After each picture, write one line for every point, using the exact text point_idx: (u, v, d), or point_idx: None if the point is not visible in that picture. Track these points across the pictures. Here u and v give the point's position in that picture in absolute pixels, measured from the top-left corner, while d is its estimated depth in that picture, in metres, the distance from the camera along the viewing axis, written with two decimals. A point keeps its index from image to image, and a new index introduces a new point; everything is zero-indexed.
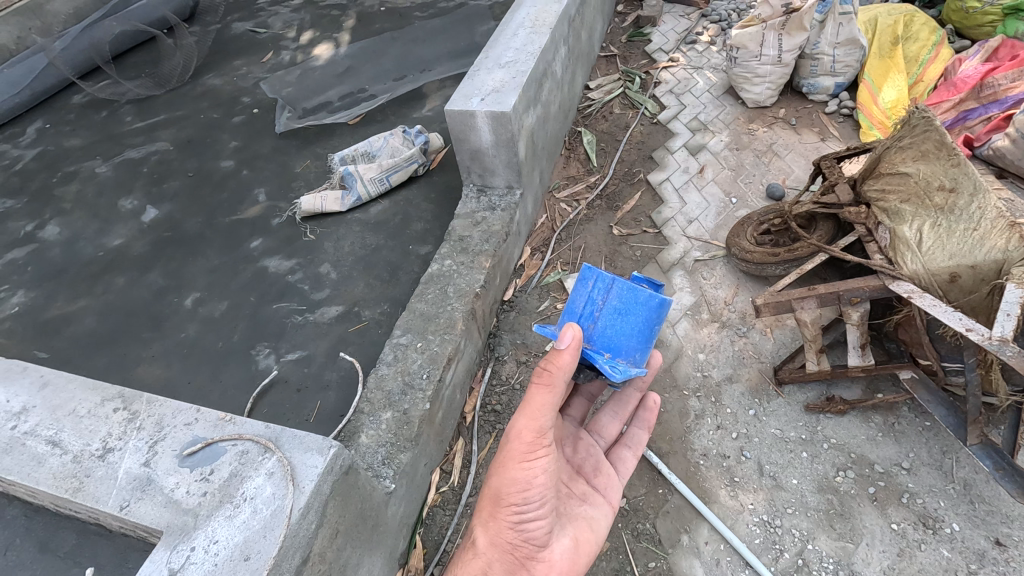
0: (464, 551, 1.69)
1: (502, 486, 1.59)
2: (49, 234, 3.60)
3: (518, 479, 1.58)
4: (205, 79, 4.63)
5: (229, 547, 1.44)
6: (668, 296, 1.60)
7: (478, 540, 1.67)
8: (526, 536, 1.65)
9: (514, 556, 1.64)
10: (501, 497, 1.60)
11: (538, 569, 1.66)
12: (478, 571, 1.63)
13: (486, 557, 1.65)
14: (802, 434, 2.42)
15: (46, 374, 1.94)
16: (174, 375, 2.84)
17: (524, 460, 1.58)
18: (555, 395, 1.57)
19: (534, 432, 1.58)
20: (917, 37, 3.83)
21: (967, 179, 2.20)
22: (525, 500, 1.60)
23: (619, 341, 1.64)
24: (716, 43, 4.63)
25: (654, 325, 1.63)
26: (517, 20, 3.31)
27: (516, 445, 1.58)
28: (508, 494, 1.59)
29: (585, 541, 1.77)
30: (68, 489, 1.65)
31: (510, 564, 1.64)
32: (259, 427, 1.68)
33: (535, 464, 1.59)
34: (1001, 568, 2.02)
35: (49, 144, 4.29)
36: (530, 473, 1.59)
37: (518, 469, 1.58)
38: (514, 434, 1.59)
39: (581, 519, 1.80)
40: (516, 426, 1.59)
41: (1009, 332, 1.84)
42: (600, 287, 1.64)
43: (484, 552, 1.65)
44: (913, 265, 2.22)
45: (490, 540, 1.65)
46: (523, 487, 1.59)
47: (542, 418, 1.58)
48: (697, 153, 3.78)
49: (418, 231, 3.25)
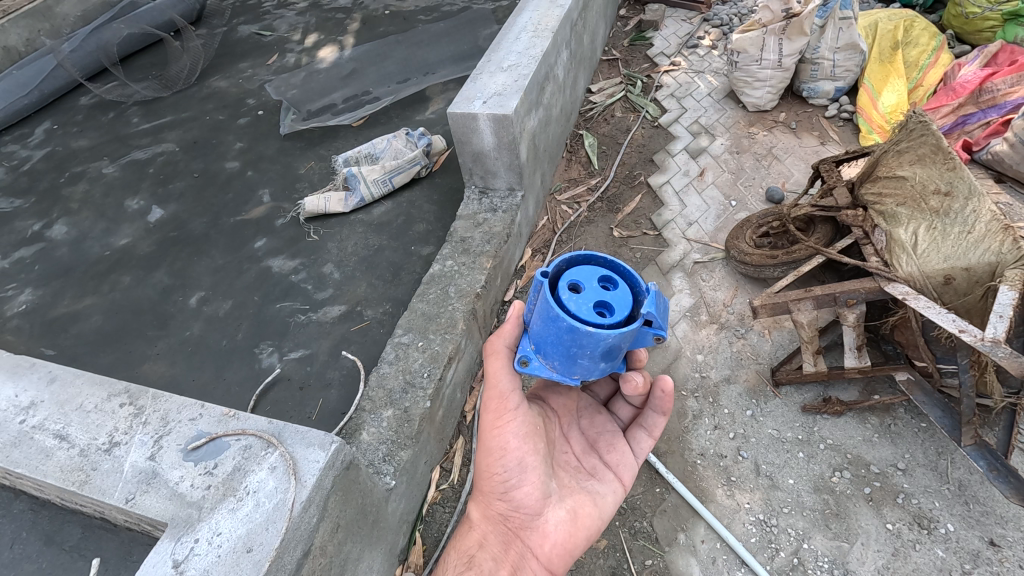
0: (466, 527, 1.82)
1: (482, 454, 1.73)
2: (57, 234, 3.65)
3: (491, 447, 1.70)
4: (211, 81, 4.68)
5: (231, 539, 1.47)
6: (576, 323, 1.33)
7: (473, 513, 1.81)
8: (516, 507, 1.73)
9: (507, 527, 1.74)
10: (483, 468, 1.74)
11: (532, 538, 1.73)
12: (475, 541, 1.75)
13: (482, 529, 1.77)
14: (798, 434, 2.44)
15: (54, 370, 1.98)
16: (179, 373, 2.88)
17: (494, 428, 1.70)
18: (505, 361, 1.64)
19: (496, 399, 1.69)
20: (918, 42, 3.85)
21: (962, 183, 2.23)
22: (504, 468, 1.70)
23: (539, 341, 1.51)
24: (717, 46, 4.66)
25: (566, 344, 1.41)
26: (519, 23, 3.35)
27: (488, 414, 1.71)
28: (487, 462, 1.72)
29: (585, 515, 1.79)
30: (75, 482, 1.69)
31: (504, 534, 1.74)
32: (262, 422, 1.71)
33: (503, 429, 1.69)
34: (995, 567, 2.04)
35: (57, 145, 4.34)
36: (502, 440, 1.69)
37: (491, 437, 1.70)
38: (483, 404, 1.73)
39: (583, 493, 1.82)
40: (483, 395, 1.72)
41: (1001, 333, 1.86)
42: (537, 284, 1.48)
43: (479, 524, 1.78)
44: (908, 267, 2.26)
45: (484, 513, 1.78)
46: (499, 455, 1.70)
47: (500, 384, 1.67)
48: (698, 156, 3.81)
49: (421, 232, 3.29)
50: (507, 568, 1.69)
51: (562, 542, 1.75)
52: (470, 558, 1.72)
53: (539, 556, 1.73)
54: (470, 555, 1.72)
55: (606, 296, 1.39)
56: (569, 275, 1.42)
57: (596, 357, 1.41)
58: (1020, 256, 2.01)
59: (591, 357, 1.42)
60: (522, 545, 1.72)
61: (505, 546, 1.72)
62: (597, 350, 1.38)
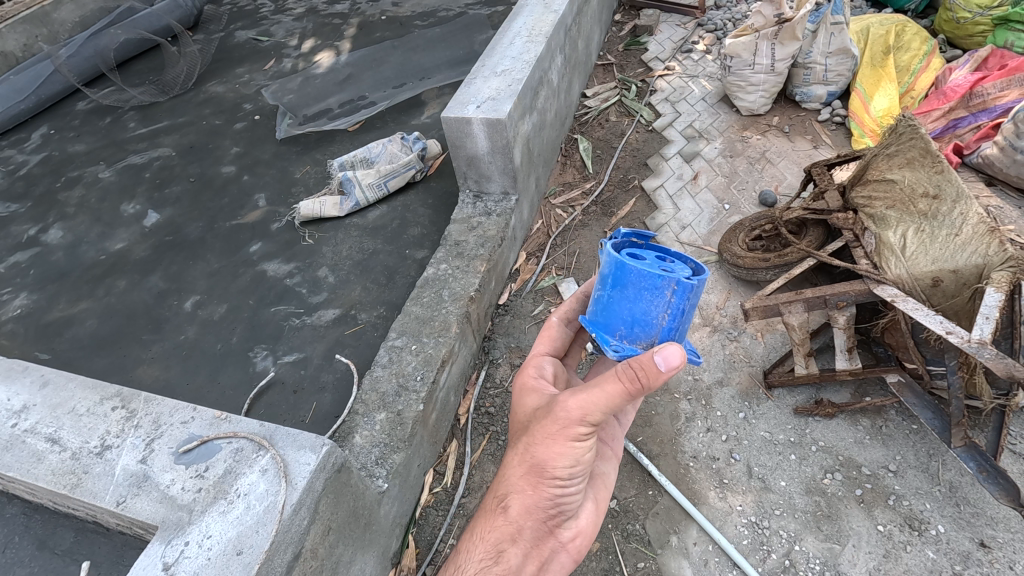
0: (490, 516, 1.68)
1: (553, 461, 1.57)
2: (52, 238, 3.66)
3: (569, 457, 1.56)
4: (207, 86, 4.70)
5: (222, 542, 1.47)
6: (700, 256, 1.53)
7: (511, 507, 1.65)
8: (559, 506, 1.69)
9: (546, 524, 1.69)
10: (548, 473, 1.59)
11: (563, 534, 1.74)
12: (508, 536, 1.64)
13: (519, 523, 1.65)
14: (790, 436, 2.45)
15: (46, 373, 1.98)
16: (173, 376, 2.88)
17: (580, 439, 1.56)
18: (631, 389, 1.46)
19: (596, 415, 1.52)
20: (909, 46, 3.88)
21: (950, 186, 2.27)
22: (568, 474, 1.61)
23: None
24: (711, 51, 4.69)
25: None
26: (514, 28, 3.37)
27: (574, 425, 1.53)
28: (556, 468, 1.58)
29: (603, 501, 1.86)
30: (66, 485, 1.69)
31: (540, 530, 1.68)
32: (253, 425, 1.72)
33: (586, 442, 1.58)
34: (985, 569, 2.04)
35: (54, 150, 4.35)
36: (580, 449, 1.58)
37: (570, 448, 1.56)
38: (572, 414, 1.52)
39: (599, 480, 1.86)
40: (579, 408, 1.50)
41: (987, 334, 1.88)
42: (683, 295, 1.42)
43: (517, 519, 1.65)
44: (897, 269, 2.26)
45: (526, 508, 1.65)
46: (570, 462, 1.59)
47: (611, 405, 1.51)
48: (691, 160, 3.83)
49: (416, 236, 3.30)
50: (536, 563, 1.68)
51: (589, 533, 1.81)
52: (499, 551, 1.63)
53: (568, 549, 1.76)
54: (500, 549, 1.63)
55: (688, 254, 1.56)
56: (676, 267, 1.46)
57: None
58: (1007, 258, 2.05)
59: None
60: (556, 541, 1.72)
61: (538, 543, 1.68)
62: None
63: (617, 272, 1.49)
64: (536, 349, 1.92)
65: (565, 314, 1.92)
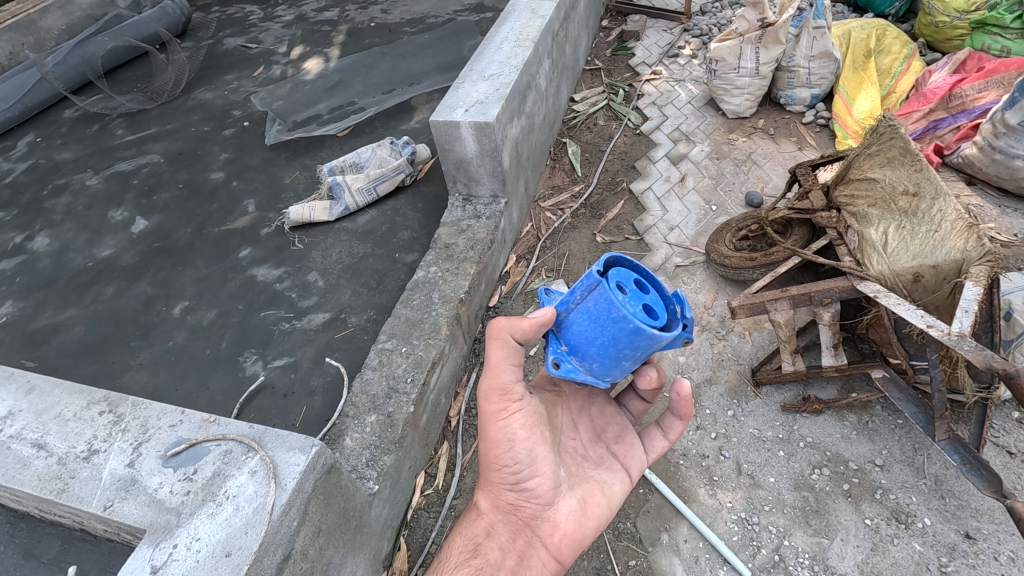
0: (469, 513, 1.81)
1: (489, 448, 1.71)
2: (39, 246, 3.63)
3: (497, 440, 1.69)
4: (196, 93, 4.69)
5: (211, 544, 1.47)
6: (638, 326, 1.35)
7: (480, 503, 1.79)
8: (527, 496, 1.74)
9: (518, 517, 1.75)
10: (491, 460, 1.72)
11: (543, 528, 1.75)
12: (482, 530, 1.73)
13: (489, 517, 1.76)
14: (778, 433, 2.48)
15: (32, 380, 1.97)
16: (162, 382, 2.86)
17: (498, 420, 1.68)
18: (507, 352, 1.65)
19: (499, 387, 1.67)
20: (890, 50, 3.94)
21: (929, 184, 2.32)
22: (513, 459, 1.70)
23: (580, 343, 1.50)
24: (697, 56, 4.75)
25: (620, 346, 1.42)
26: (501, 34, 3.40)
27: (487, 406, 1.69)
28: (496, 455, 1.70)
29: (595, 504, 1.81)
30: (52, 490, 1.67)
31: (513, 522, 1.75)
32: (243, 427, 1.71)
33: (507, 420, 1.69)
34: (971, 560, 2.07)
35: (41, 158, 4.33)
36: (508, 430, 1.69)
37: (497, 429, 1.69)
38: (481, 397, 1.70)
39: (593, 482, 1.84)
40: (482, 389, 1.69)
41: (966, 327, 1.91)
42: (584, 283, 1.48)
43: (487, 513, 1.76)
44: (879, 265, 2.31)
45: (492, 503, 1.77)
46: (508, 446, 1.69)
47: (502, 375, 1.66)
48: (679, 163, 3.87)
49: (405, 239, 3.31)
50: (514, 558, 1.69)
51: (572, 531, 1.77)
52: (476, 545, 1.70)
53: (548, 545, 1.75)
54: (477, 543, 1.70)
55: (649, 297, 1.44)
56: (614, 274, 1.44)
57: (641, 358, 1.46)
58: (984, 253, 2.09)
59: (633, 357, 1.46)
60: (532, 535, 1.74)
61: (513, 537, 1.72)
62: (644, 350, 1.43)
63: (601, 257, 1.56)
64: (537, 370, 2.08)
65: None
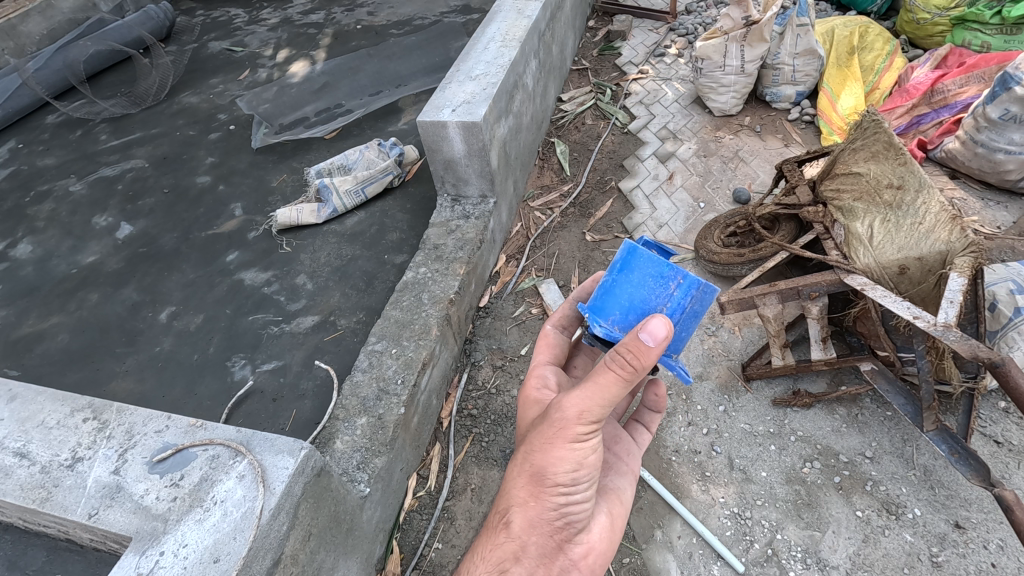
0: (491, 533, 1.54)
1: (548, 462, 1.46)
2: (21, 253, 3.57)
3: (566, 458, 1.46)
4: (180, 97, 4.65)
5: (198, 550, 1.44)
6: None
7: (511, 523, 1.50)
8: (568, 517, 1.54)
9: (554, 539, 1.51)
10: (546, 475, 1.47)
11: (576, 551, 1.55)
12: (511, 553, 1.49)
13: (522, 539, 1.50)
14: (769, 428, 2.48)
15: (14, 388, 1.93)
16: (149, 389, 2.82)
17: (577, 440, 1.46)
18: (629, 386, 1.39)
19: (596, 414, 1.44)
20: (873, 47, 3.99)
21: (913, 177, 2.34)
22: (571, 479, 1.49)
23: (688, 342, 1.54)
24: (683, 55, 4.78)
25: None
26: (487, 34, 3.39)
27: (572, 426, 1.45)
28: (554, 472, 1.47)
29: (618, 517, 1.69)
30: (35, 499, 1.64)
31: (547, 547, 1.50)
32: (230, 431, 1.69)
33: (586, 441, 1.48)
34: (960, 549, 2.08)
35: (22, 164, 4.26)
36: (580, 452, 1.48)
37: (569, 447, 1.46)
38: (569, 415, 1.44)
39: (610, 492, 1.71)
40: (570, 406, 1.44)
41: (952, 318, 1.92)
42: (684, 292, 1.44)
43: (519, 535, 1.50)
44: (865, 259, 2.36)
45: (528, 521, 1.50)
46: (572, 466, 1.48)
47: (609, 403, 1.42)
48: (666, 160, 3.88)
49: (394, 240, 3.30)
50: None
51: (605, 550, 1.61)
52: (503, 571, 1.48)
53: (582, 568, 1.56)
54: (505, 568, 1.48)
55: None
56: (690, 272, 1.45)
57: None
58: (968, 244, 2.13)
59: None
60: (568, 558, 1.53)
61: (548, 561, 1.50)
62: None
63: (627, 257, 1.50)
64: (536, 359, 1.79)
65: (560, 320, 1.83)
